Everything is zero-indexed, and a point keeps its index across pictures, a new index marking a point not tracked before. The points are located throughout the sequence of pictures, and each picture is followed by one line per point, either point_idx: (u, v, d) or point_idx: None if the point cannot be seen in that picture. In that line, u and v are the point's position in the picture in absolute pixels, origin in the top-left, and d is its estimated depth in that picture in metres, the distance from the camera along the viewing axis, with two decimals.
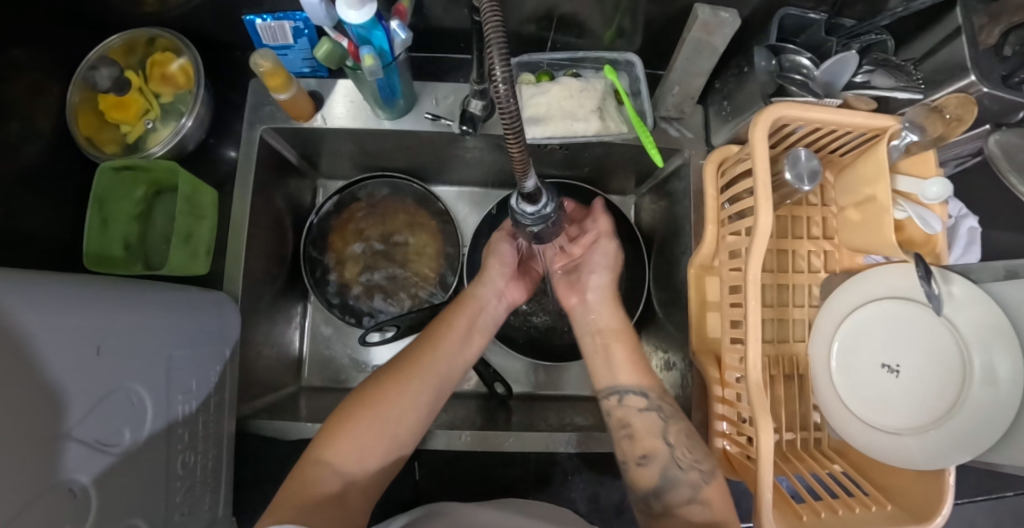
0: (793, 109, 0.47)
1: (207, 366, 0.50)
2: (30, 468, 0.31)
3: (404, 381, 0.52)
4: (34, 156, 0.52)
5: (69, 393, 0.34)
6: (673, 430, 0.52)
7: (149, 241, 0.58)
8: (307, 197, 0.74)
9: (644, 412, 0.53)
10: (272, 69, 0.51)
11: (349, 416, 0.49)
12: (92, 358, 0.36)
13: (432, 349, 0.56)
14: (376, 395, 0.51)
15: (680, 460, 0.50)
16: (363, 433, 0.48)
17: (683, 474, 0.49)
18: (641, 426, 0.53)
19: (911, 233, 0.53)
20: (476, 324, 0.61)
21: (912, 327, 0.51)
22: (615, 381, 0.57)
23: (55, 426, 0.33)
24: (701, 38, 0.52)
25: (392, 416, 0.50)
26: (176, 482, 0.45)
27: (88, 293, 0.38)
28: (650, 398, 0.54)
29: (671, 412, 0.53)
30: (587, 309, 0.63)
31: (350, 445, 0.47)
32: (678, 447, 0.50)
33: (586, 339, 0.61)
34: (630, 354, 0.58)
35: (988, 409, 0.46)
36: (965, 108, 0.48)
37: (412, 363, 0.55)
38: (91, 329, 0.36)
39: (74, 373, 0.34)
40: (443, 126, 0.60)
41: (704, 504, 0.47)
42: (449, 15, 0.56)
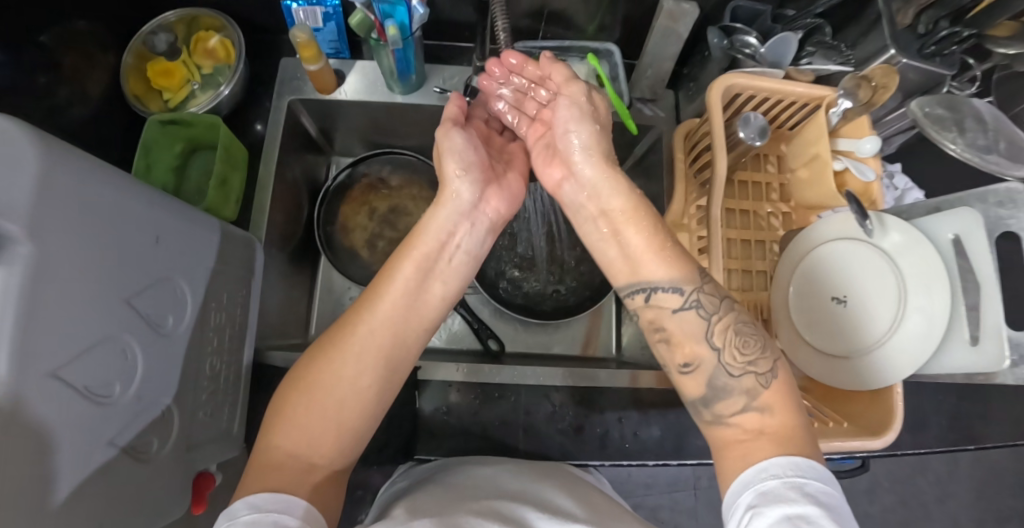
0: (742, 78, 0.57)
1: (236, 285, 0.57)
2: (99, 319, 0.38)
3: (340, 359, 0.44)
4: (86, 113, 0.60)
5: (132, 270, 0.41)
6: (718, 328, 0.45)
7: (183, 192, 0.66)
8: (322, 171, 0.82)
9: (683, 313, 0.46)
10: (307, 42, 0.60)
11: (295, 389, 0.43)
12: (153, 248, 0.44)
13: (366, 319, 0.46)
14: (316, 376, 0.43)
15: (730, 367, 0.44)
16: (306, 411, 0.42)
17: (736, 382, 0.44)
18: (682, 330, 0.46)
19: (852, 187, 0.61)
20: (434, 265, 0.50)
21: (856, 263, 0.58)
22: (641, 274, 0.48)
23: (120, 293, 0.40)
24: (667, 25, 0.63)
25: (335, 396, 0.43)
26: (203, 382, 0.51)
27: (158, 195, 0.45)
28: (685, 294, 0.46)
29: (710, 307, 0.46)
30: (579, 186, 0.53)
31: (297, 429, 0.41)
32: (726, 351, 0.44)
33: (589, 225, 0.53)
34: (647, 234, 0.49)
35: (923, 324, 0.53)
36: (888, 77, 0.57)
37: (347, 338, 0.45)
38: (154, 223, 0.44)
39: (138, 255, 0.42)
40: (450, 98, 0.69)
41: (761, 410, 0.42)
42: (455, 9, 0.67)
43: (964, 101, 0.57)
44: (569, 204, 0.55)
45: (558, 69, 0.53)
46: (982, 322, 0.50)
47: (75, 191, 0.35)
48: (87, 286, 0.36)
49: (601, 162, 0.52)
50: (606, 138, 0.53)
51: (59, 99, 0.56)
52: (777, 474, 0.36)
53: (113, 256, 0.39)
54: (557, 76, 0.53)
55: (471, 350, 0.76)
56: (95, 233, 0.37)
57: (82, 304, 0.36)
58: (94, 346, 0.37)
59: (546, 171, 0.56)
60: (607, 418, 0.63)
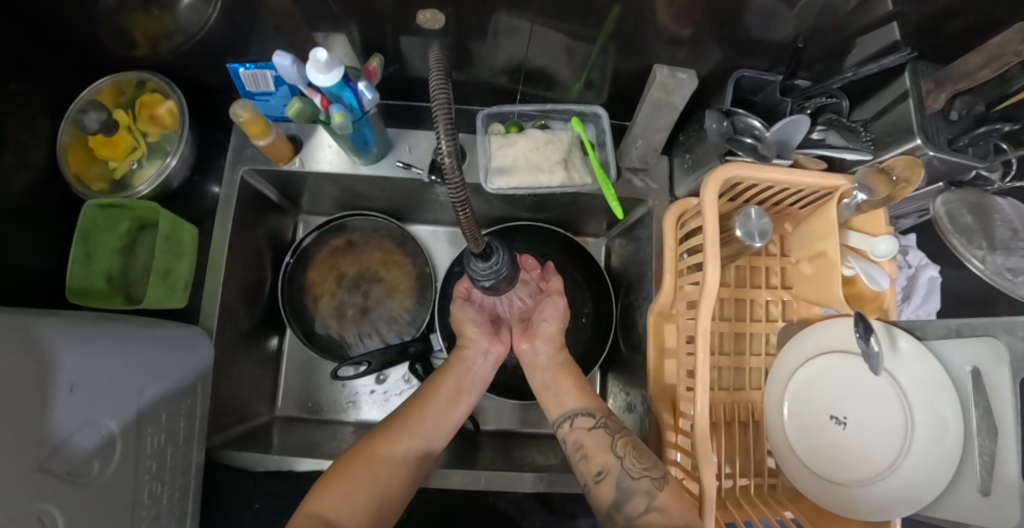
0: (740, 169, 0.50)
1: (178, 397, 0.53)
2: (5, 496, 0.34)
3: (390, 443, 0.52)
4: (24, 187, 0.55)
5: (41, 429, 0.37)
6: (622, 445, 0.53)
7: (131, 274, 0.61)
8: (288, 232, 0.76)
9: (593, 430, 0.55)
10: (251, 118, 0.54)
11: (343, 466, 0.50)
12: (67, 395, 0.40)
13: (416, 413, 0.56)
14: (370, 455, 0.51)
15: (630, 470, 0.50)
16: (351, 482, 0.48)
17: (636, 483, 0.49)
18: (591, 446, 0.54)
19: (861, 289, 0.55)
20: (463, 386, 0.61)
21: (861, 379, 0.52)
22: (565, 407, 0.58)
23: (26, 460, 0.36)
24: (660, 97, 0.55)
25: (375, 471, 0.50)
26: (142, 510, 0.47)
27: (65, 338, 0.42)
28: (596, 417, 0.56)
29: (616, 428, 0.55)
30: (536, 353, 0.64)
31: (341, 494, 0.47)
32: (627, 458, 0.52)
33: (538, 377, 0.63)
34: (574, 384, 0.60)
35: (933, 461, 0.47)
36: (912, 170, 0.50)
37: (398, 427, 0.54)
38: (65, 369, 0.40)
39: (49, 409, 0.38)
40: (414, 173, 0.63)
41: (659, 509, 0.47)
42: (425, 66, 0.60)
43: (993, 205, 0.50)
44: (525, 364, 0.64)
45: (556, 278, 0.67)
46: (997, 471, 0.45)
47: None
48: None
49: (557, 333, 0.64)
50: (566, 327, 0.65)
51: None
52: None
53: (10, 425, 0.35)
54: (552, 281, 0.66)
55: None
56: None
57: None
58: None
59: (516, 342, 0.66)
60: (580, 525, 0.60)
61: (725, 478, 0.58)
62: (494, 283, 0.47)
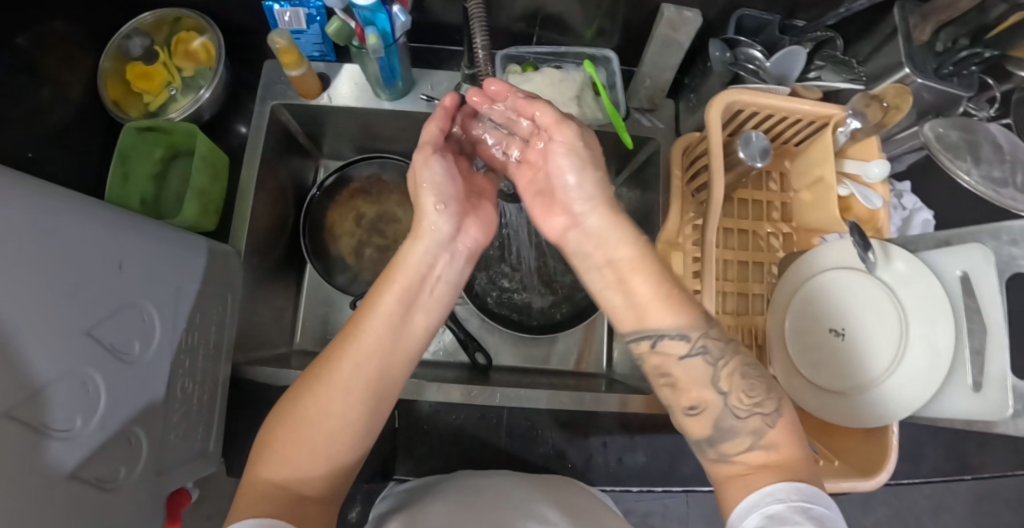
0: (744, 94, 0.53)
1: (210, 303, 0.55)
2: (52, 354, 0.36)
3: (330, 392, 0.41)
4: (67, 114, 0.58)
5: (91, 297, 0.39)
6: (727, 373, 0.43)
7: (164, 202, 0.64)
8: (310, 175, 0.80)
9: (690, 359, 0.44)
10: (286, 47, 0.58)
11: (291, 416, 0.41)
12: (113, 273, 0.42)
13: (357, 344, 0.43)
14: (310, 408, 0.41)
15: (736, 409, 0.42)
16: (297, 443, 0.40)
17: (742, 423, 0.42)
18: (683, 377, 0.44)
19: (857, 212, 0.58)
20: (420, 296, 0.47)
21: (858, 295, 0.55)
22: (647, 322, 0.46)
23: (77, 322, 0.38)
24: (667, 33, 0.59)
25: (326, 428, 0.40)
26: (175, 405, 0.49)
27: (116, 221, 0.43)
28: (691, 340, 0.44)
29: (717, 351, 0.43)
30: (583, 230, 0.50)
31: (296, 454, 0.40)
32: (733, 394, 0.42)
33: (594, 272, 0.50)
34: (648, 280, 0.46)
35: (924, 365, 0.51)
36: (901, 97, 0.54)
37: (340, 364, 0.42)
38: (113, 249, 0.42)
39: (98, 282, 0.40)
40: (437, 107, 0.66)
41: (768, 448, 0.40)
42: (446, 9, 0.64)
43: (979, 128, 0.54)
44: (576, 253, 0.51)
45: (546, 110, 0.48)
46: (987, 368, 0.47)
47: (11, 220, 0.33)
48: (34, 320, 0.34)
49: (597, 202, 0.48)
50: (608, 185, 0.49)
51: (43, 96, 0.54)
52: (782, 498, 0.36)
53: (64, 288, 0.37)
54: (542, 114, 0.48)
55: (458, 364, 0.75)
56: (31, 271, 0.34)
57: (28, 340, 0.34)
58: (49, 381, 0.35)
59: (547, 220, 0.52)
60: (592, 443, 0.62)
61: None
62: None
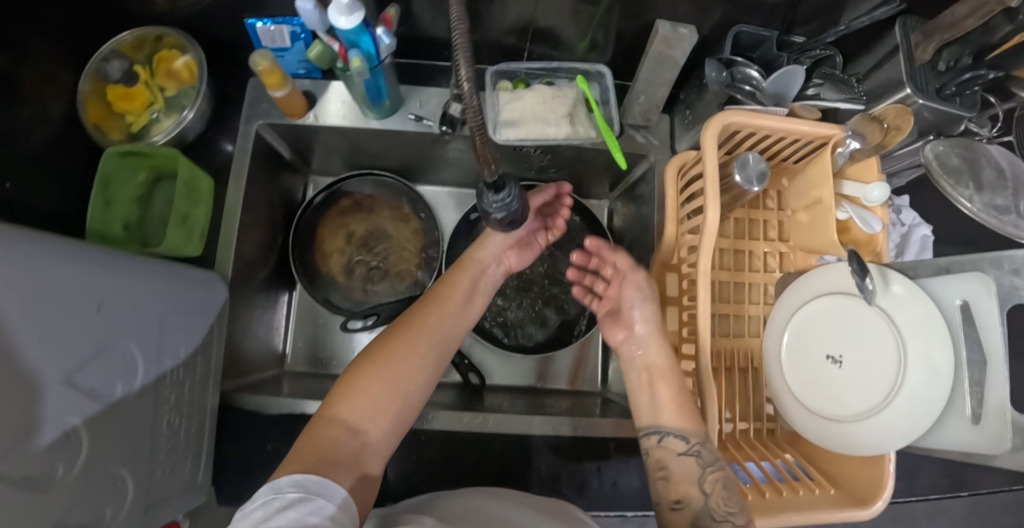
0: (741, 116, 0.52)
1: (195, 334, 0.54)
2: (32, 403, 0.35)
3: (411, 344, 0.52)
4: (47, 134, 0.56)
5: (73, 344, 0.38)
6: (711, 479, 0.50)
7: (148, 225, 0.62)
8: (299, 192, 0.78)
9: (682, 456, 0.51)
10: (270, 68, 0.56)
11: (376, 361, 0.50)
12: (98, 313, 0.41)
13: (431, 313, 0.56)
14: (395, 354, 0.50)
15: (714, 512, 0.48)
16: (383, 381, 0.48)
17: (717, 526, 0.47)
18: (674, 471, 0.52)
19: (855, 235, 0.57)
20: (477, 287, 0.61)
21: (854, 320, 0.54)
22: (658, 421, 0.54)
23: (59, 367, 0.37)
24: (662, 50, 0.57)
25: (404, 369, 0.50)
26: (161, 442, 0.49)
27: (98, 259, 0.42)
28: (689, 442, 0.52)
29: (710, 458, 0.51)
30: (635, 345, 0.60)
31: (378, 392, 0.48)
32: (713, 497, 0.49)
33: (632, 373, 0.59)
34: (671, 388, 0.55)
35: (925, 393, 0.49)
36: (902, 118, 0.52)
37: (419, 326, 0.54)
38: (98, 290, 0.41)
39: (80, 325, 0.39)
40: (426, 126, 0.65)
41: None
42: (435, 24, 0.62)
43: (983, 152, 0.52)
44: (626, 362, 0.60)
45: (622, 254, 0.61)
46: (988, 400, 0.47)
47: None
48: (15, 375, 0.33)
49: (649, 334, 0.59)
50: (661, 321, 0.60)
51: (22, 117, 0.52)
52: None
53: (46, 335, 0.36)
54: (621, 262, 0.61)
55: (451, 384, 0.74)
56: (12, 323, 0.33)
57: (10, 394, 0.32)
58: (29, 433, 0.34)
59: (610, 331, 0.63)
60: (586, 467, 0.61)
61: (725, 423, 0.60)
62: (506, 217, 0.48)
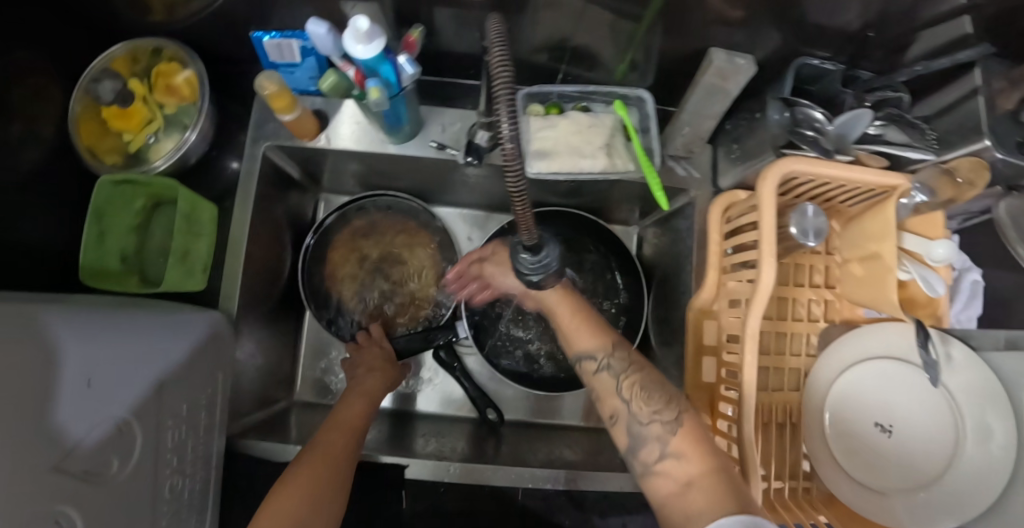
0: (804, 165, 0.47)
1: (199, 388, 0.50)
2: (22, 497, 0.31)
3: (320, 460, 0.44)
4: (37, 156, 0.51)
5: (53, 421, 0.35)
6: (628, 385, 0.47)
7: (147, 254, 0.58)
8: (308, 211, 0.73)
9: (598, 374, 0.49)
10: (278, 91, 0.50)
11: (281, 486, 0.41)
12: (86, 385, 0.38)
13: (336, 430, 0.50)
14: (304, 471, 0.42)
15: (639, 415, 0.45)
16: (292, 494, 0.40)
17: (646, 429, 0.44)
18: (597, 390, 0.49)
19: (913, 293, 0.53)
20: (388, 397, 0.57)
21: (907, 387, 0.51)
22: (576, 348, 0.51)
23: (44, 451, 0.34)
24: (714, 83, 0.52)
25: (316, 483, 0.42)
26: (163, 506, 0.45)
27: (84, 328, 0.41)
28: (600, 359, 0.50)
29: (620, 366, 0.49)
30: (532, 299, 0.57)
31: (291, 509, 0.39)
32: (633, 401, 0.46)
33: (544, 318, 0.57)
34: (580, 321, 0.53)
35: (985, 469, 0.46)
36: (977, 173, 0.47)
37: (324, 443, 0.47)
38: (86, 360, 0.39)
39: (65, 399, 0.37)
40: (449, 155, 0.59)
41: (676, 457, 0.42)
42: (460, 39, 0.56)
43: None
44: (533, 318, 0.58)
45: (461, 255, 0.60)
46: None
47: None
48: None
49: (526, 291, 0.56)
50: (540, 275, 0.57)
51: (7, 142, 0.47)
52: None
53: (24, 414, 0.33)
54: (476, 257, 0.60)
55: (467, 419, 0.71)
56: None
57: None
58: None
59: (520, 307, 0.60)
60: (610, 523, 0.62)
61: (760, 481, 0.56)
62: (541, 279, 0.44)
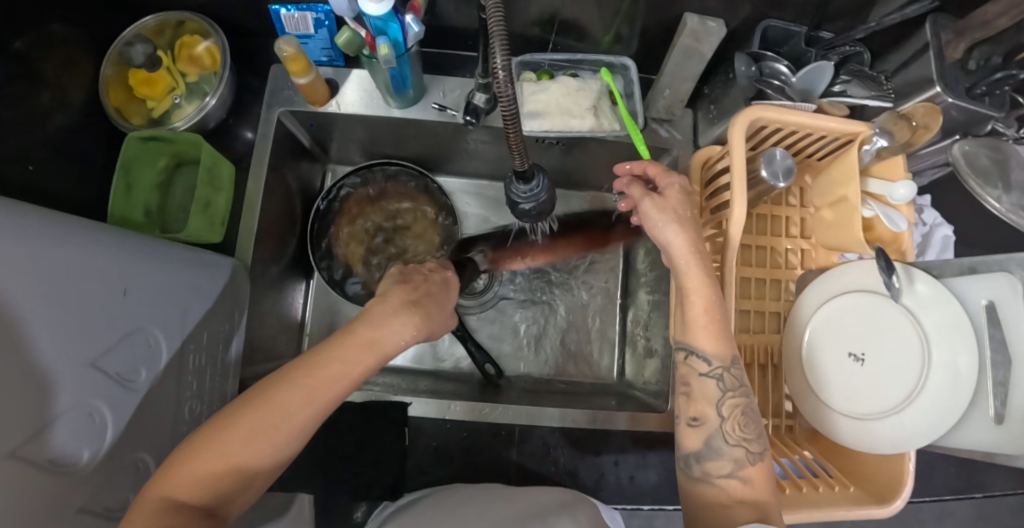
0: (770, 111, 0.51)
1: (218, 320, 0.54)
2: (45, 392, 0.34)
3: (251, 434, 0.34)
4: (69, 120, 0.56)
5: (51, 431, 0.34)
6: (729, 406, 0.47)
7: (168, 211, 0.62)
8: (317, 180, 0.78)
9: (704, 379, 0.47)
10: (295, 55, 0.55)
11: (209, 441, 0.34)
12: (71, 311, 0.36)
13: (307, 376, 0.37)
14: (231, 442, 0.34)
15: (727, 434, 0.46)
16: (207, 469, 0.33)
17: (728, 448, 0.46)
18: (696, 390, 0.48)
19: (880, 233, 0.57)
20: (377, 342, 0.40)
21: (878, 318, 0.54)
22: (688, 338, 0.48)
23: (54, 371, 0.35)
24: (689, 45, 0.57)
25: (238, 461, 0.34)
26: (182, 427, 0.49)
27: (74, 234, 0.38)
28: (714, 366, 0.47)
29: (731, 383, 0.47)
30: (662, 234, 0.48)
31: (200, 483, 0.33)
32: (729, 422, 0.47)
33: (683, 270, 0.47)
34: (709, 311, 0.47)
35: (946, 399, 0.50)
36: (931, 116, 0.52)
37: (273, 405, 0.35)
38: (84, 278, 0.37)
39: (53, 331, 0.34)
40: (449, 116, 0.65)
41: (744, 480, 0.45)
42: (459, 14, 0.61)
43: (1010, 151, 0.53)
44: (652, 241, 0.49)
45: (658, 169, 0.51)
46: (1013, 401, 0.47)
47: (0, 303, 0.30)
48: (25, 378, 0.32)
49: (683, 252, 0.47)
50: (699, 243, 0.47)
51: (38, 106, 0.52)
52: None
53: (12, 365, 0.31)
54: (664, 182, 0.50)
55: (467, 377, 0.74)
56: (10, 332, 0.31)
57: (29, 383, 0.33)
58: (47, 424, 0.34)
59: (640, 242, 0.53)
60: (604, 461, 0.63)
61: None
62: (533, 209, 0.48)
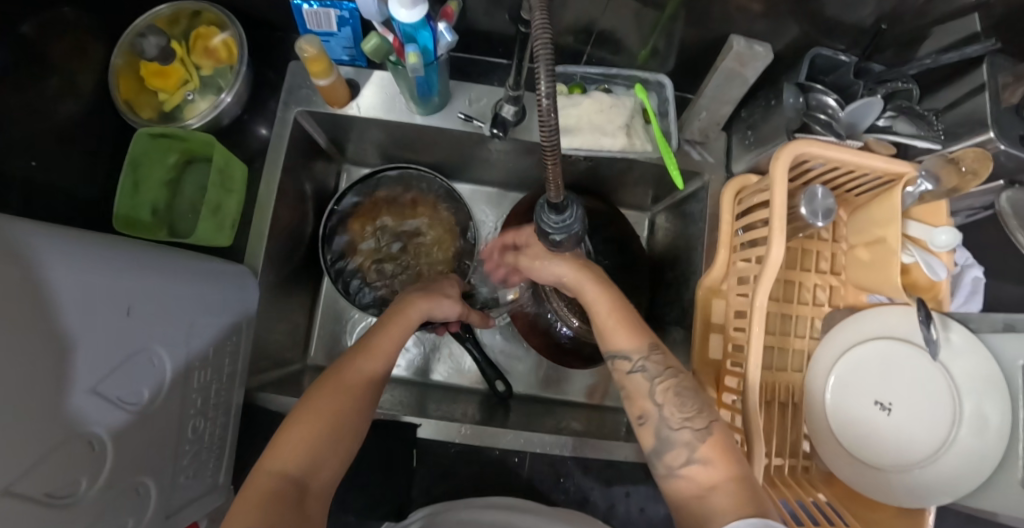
0: (813, 147, 0.48)
1: (226, 333, 0.52)
2: (50, 425, 0.32)
3: (338, 396, 0.44)
4: (76, 112, 0.53)
5: (63, 403, 0.33)
6: (662, 389, 0.46)
7: (176, 210, 0.60)
8: (331, 180, 0.76)
9: (631, 374, 0.48)
10: (316, 56, 0.52)
11: (301, 414, 0.43)
12: (76, 339, 0.34)
13: (370, 356, 0.48)
14: (320, 407, 0.43)
15: (670, 420, 0.45)
16: (303, 438, 0.41)
17: (675, 433, 0.44)
18: (629, 390, 0.48)
19: (916, 278, 0.55)
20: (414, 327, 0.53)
21: (903, 366, 0.52)
22: (610, 344, 0.49)
23: (60, 406, 0.33)
24: (732, 68, 0.53)
25: (331, 423, 0.43)
26: (185, 446, 0.47)
27: (73, 251, 0.35)
28: (636, 359, 0.48)
29: (655, 369, 0.47)
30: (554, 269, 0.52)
31: (302, 450, 0.40)
32: (666, 407, 0.45)
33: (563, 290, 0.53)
34: (614, 312, 0.50)
35: (974, 453, 0.49)
36: (981, 162, 0.49)
37: (348, 373, 0.46)
38: (87, 299, 0.35)
39: (59, 359, 0.32)
40: (474, 127, 0.62)
41: (703, 462, 0.42)
42: (490, 19, 0.58)
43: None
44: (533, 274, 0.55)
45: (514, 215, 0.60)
46: None
47: (12, 313, 0.29)
48: (29, 405, 0.30)
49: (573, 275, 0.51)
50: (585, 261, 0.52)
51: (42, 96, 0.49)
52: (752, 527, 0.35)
53: (20, 385, 0.29)
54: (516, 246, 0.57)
55: (477, 392, 0.73)
56: (20, 354, 0.29)
57: (35, 409, 0.30)
58: (45, 456, 0.32)
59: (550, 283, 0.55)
60: (615, 492, 0.68)
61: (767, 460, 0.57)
62: (563, 239, 0.45)
